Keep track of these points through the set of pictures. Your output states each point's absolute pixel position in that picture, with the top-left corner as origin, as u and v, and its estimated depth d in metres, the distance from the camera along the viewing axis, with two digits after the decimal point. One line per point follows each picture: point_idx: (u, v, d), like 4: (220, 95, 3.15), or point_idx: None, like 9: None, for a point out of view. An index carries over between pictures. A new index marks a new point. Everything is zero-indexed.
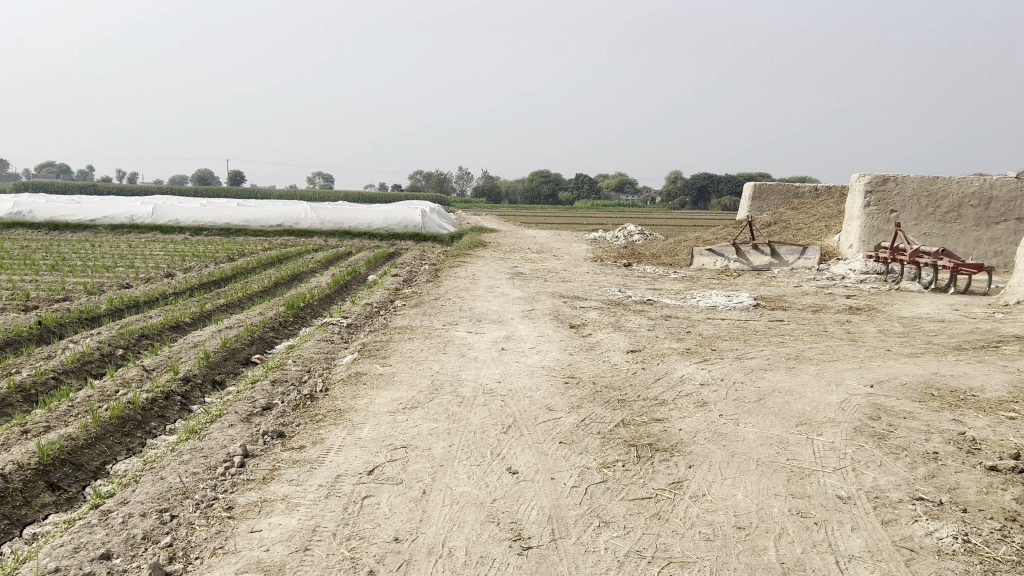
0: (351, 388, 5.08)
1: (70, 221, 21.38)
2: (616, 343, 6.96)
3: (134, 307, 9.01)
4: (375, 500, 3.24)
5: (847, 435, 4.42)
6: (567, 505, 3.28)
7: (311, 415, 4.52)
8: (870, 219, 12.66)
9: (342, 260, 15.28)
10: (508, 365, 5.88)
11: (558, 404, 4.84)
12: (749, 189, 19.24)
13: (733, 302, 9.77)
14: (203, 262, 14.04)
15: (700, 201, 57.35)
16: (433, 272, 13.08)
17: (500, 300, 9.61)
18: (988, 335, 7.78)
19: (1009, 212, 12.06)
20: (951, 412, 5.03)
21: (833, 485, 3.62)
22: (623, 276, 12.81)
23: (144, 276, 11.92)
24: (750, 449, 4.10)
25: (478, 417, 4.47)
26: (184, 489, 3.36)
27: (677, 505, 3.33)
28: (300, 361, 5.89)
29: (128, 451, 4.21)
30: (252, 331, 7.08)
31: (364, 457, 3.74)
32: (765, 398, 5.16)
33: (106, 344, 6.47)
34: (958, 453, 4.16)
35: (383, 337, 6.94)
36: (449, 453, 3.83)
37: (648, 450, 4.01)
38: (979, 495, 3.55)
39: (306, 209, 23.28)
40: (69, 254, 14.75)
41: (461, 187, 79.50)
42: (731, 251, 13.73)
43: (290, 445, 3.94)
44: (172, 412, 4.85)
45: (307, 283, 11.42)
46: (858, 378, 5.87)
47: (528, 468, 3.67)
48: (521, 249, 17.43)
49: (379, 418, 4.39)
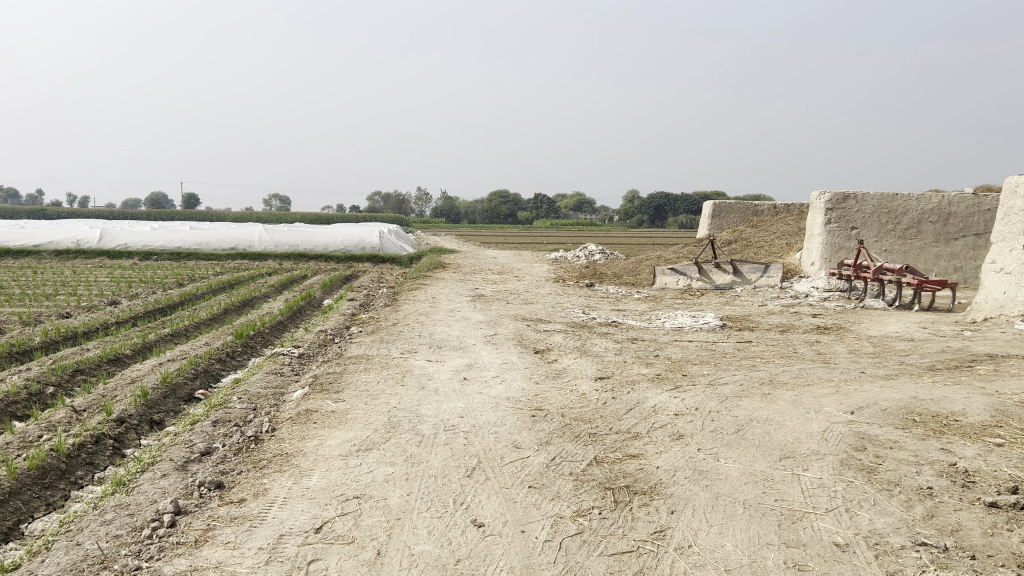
0: (300, 429, 4.66)
1: (12, 246, 20.46)
2: (583, 370, 6.64)
3: (71, 339, 8.45)
4: (322, 565, 2.85)
5: (834, 470, 4.13)
6: (540, 564, 2.93)
7: (254, 461, 4.11)
8: (831, 236, 12.55)
9: (296, 284, 14.76)
10: (470, 397, 5.49)
11: (525, 442, 4.47)
12: (708, 207, 19.15)
13: (700, 322, 9.52)
14: (149, 289, 13.42)
15: (658, 219, 57.81)
16: (391, 296, 12.66)
17: (461, 324, 9.22)
18: (960, 354, 7.61)
19: (967, 228, 12.08)
20: (938, 440, 4.78)
21: (828, 531, 3.32)
22: (586, 297, 12.50)
23: (86, 305, 11.28)
24: (734, 489, 3.79)
25: (439, 459, 4.09)
26: (102, 557, 2.93)
27: (662, 560, 3.00)
28: (245, 398, 5.44)
29: (47, 507, 3.77)
30: (197, 363, 6.62)
31: (312, 512, 3.34)
32: (744, 430, 4.86)
33: (34, 382, 5.95)
34: (953, 488, 3.90)
35: (337, 368, 6.52)
36: (408, 503, 3.46)
37: (627, 494, 3.67)
38: (985, 537, 3.28)
39: (260, 232, 22.63)
40: (6, 282, 14.00)
41: (419, 208, 79.23)
42: (693, 270, 13.54)
43: (229, 499, 3.53)
44: (101, 459, 4.39)
45: (258, 309, 10.91)
46: (837, 404, 5.61)
47: (495, 520, 3.31)
48: (482, 271, 17.08)
49: (331, 463, 4.00)
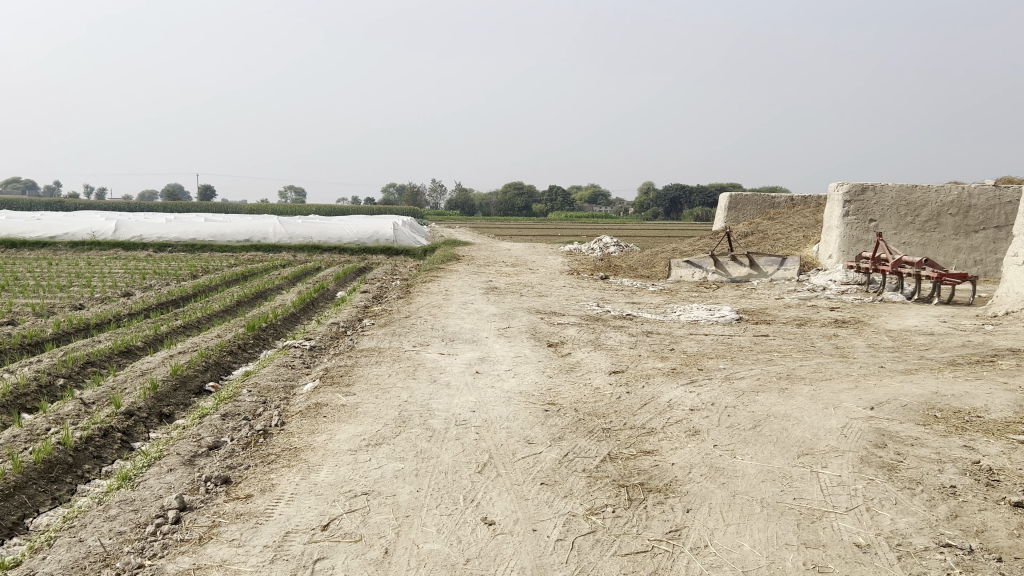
0: (310, 423, 4.61)
1: (28, 238, 20.55)
2: (597, 364, 6.55)
3: (83, 330, 8.45)
4: (328, 563, 2.79)
5: (853, 468, 4.03)
6: (552, 564, 2.85)
7: (263, 455, 4.05)
8: (849, 228, 12.38)
9: (310, 276, 14.75)
10: (482, 391, 5.42)
11: (537, 437, 4.39)
12: (724, 199, 18.96)
13: (716, 315, 9.40)
14: (163, 280, 13.43)
15: (673, 211, 57.53)
16: (404, 288, 12.60)
17: (474, 317, 9.14)
18: (982, 349, 7.46)
19: (987, 221, 11.89)
20: (960, 436, 4.66)
21: (849, 531, 3.22)
22: (601, 290, 12.39)
23: (99, 297, 11.28)
24: (751, 487, 3.69)
25: (449, 454, 4.02)
26: (104, 555, 2.88)
27: (677, 561, 2.91)
28: (256, 390, 5.39)
29: (53, 501, 3.73)
30: (207, 356, 6.58)
31: (319, 508, 3.28)
32: (761, 426, 4.76)
33: (43, 373, 5.93)
34: (977, 487, 3.79)
35: (348, 361, 6.46)
36: (418, 500, 3.39)
37: (641, 492, 3.59)
38: (1012, 539, 3.17)
39: (275, 224, 22.65)
40: (23, 274, 14.06)
41: (434, 200, 79.23)
42: (709, 262, 13.40)
43: (235, 494, 3.48)
44: (109, 453, 4.36)
45: (271, 301, 10.89)
46: (856, 399, 5.50)
47: (506, 518, 3.23)
48: (496, 263, 17.01)
49: (339, 458, 3.94)
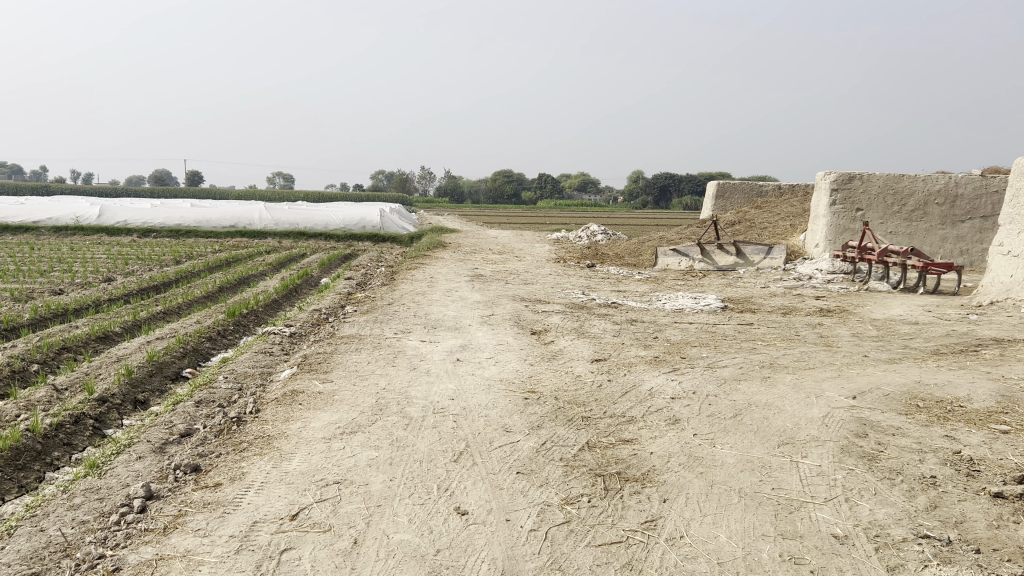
0: (285, 410, 4.54)
1: (10, 223, 20.29)
2: (580, 352, 6.50)
3: (61, 315, 8.32)
4: (295, 554, 2.73)
5: (833, 458, 3.99)
6: (524, 555, 2.80)
7: (235, 443, 3.98)
8: (836, 217, 12.31)
9: (294, 263, 14.62)
10: (462, 379, 5.36)
11: (515, 425, 4.33)
12: (712, 187, 18.93)
13: (701, 304, 9.36)
14: (146, 266, 13.28)
15: (662, 200, 57.53)
16: (389, 275, 12.51)
17: (458, 304, 9.07)
18: (966, 338, 7.45)
19: (974, 211, 11.93)
20: (941, 426, 4.63)
21: (827, 522, 3.18)
22: (587, 278, 12.32)
23: (80, 282, 11.14)
24: (729, 477, 3.65)
25: (425, 443, 3.96)
26: (65, 545, 2.80)
27: (651, 552, 2.86)
28: (232, 377, 5.32)
29: (19, 488, 3.65)
30: (186, 342, 6.49)
31: (289, 498, 3.21)
32: (742, 415, 4.71)
33: (17, 359, 5.83)
34: (957, 477, 3.76)
35: (328, 348, 6.38)
36: (390, 489, 3.33)
37: (618, 481, 3.53)
38: (991, 530, 3.13)
39: (260, 210, 22.44)
40: (3, 258, 13.88)
41: (423, 188, 78.98)
42: (695, 251, 13.35)
43: (204, 483, 3.40)
44: (80, 440, 4.27)
45: (254, 288, 10.77)
46: (839, 388, 5.46)
47: (480, 508, 3.17)
48: (483, 250, 16.93)
49: (312, 446, 3.86)
